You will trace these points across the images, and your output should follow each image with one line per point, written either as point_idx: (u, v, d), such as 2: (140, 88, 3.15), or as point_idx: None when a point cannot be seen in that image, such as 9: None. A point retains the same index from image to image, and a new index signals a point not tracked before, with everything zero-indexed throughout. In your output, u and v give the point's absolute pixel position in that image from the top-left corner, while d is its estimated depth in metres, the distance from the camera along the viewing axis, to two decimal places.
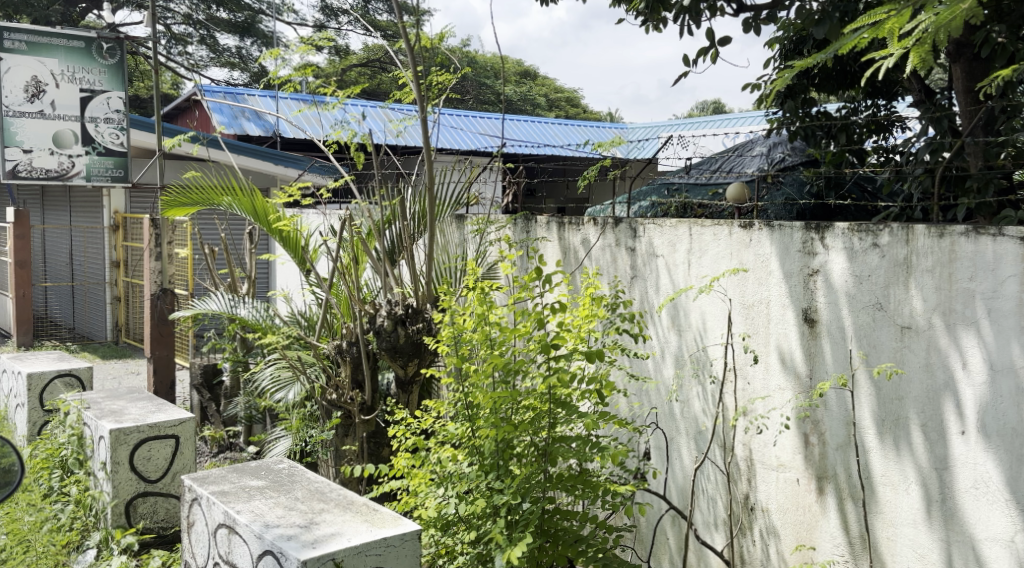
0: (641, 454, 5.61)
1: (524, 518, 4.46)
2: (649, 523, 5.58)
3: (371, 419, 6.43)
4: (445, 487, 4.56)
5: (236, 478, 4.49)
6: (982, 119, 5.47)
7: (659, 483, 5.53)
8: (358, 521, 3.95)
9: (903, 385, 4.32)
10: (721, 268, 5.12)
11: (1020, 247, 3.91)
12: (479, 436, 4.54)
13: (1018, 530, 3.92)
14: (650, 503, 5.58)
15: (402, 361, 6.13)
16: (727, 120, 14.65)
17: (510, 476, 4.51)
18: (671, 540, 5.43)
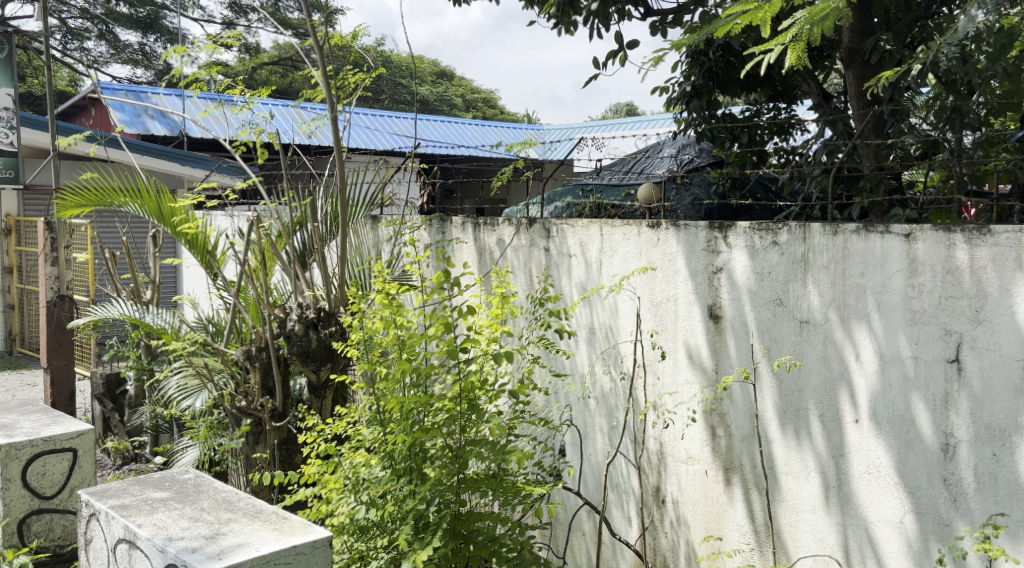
0: (555, 452, 5.67)
1: (436, 521, 4.47)
2: (564, 521, 5.64)
3: (282, 426, 6.36)
4: (358, 492, 4.50)
5: (137, 491, 4.39)
6: (872, 122, 5.81)
7: (573, 480, 5.60)
8: (267, 530, 3.91)
9: (802, 377, 4.47)
10: (631, 267, 5.21)
11: (906, 244, 4.09)
12: (390, 441, 4.52)
13: (907, 511, 4.12)
14: (565, 500, 5.64)
15: (314, 366, 6.06)
16: (638, 123, 14.88)
17: (422, 479, 4.52)
18: (587, 535, 5.50)
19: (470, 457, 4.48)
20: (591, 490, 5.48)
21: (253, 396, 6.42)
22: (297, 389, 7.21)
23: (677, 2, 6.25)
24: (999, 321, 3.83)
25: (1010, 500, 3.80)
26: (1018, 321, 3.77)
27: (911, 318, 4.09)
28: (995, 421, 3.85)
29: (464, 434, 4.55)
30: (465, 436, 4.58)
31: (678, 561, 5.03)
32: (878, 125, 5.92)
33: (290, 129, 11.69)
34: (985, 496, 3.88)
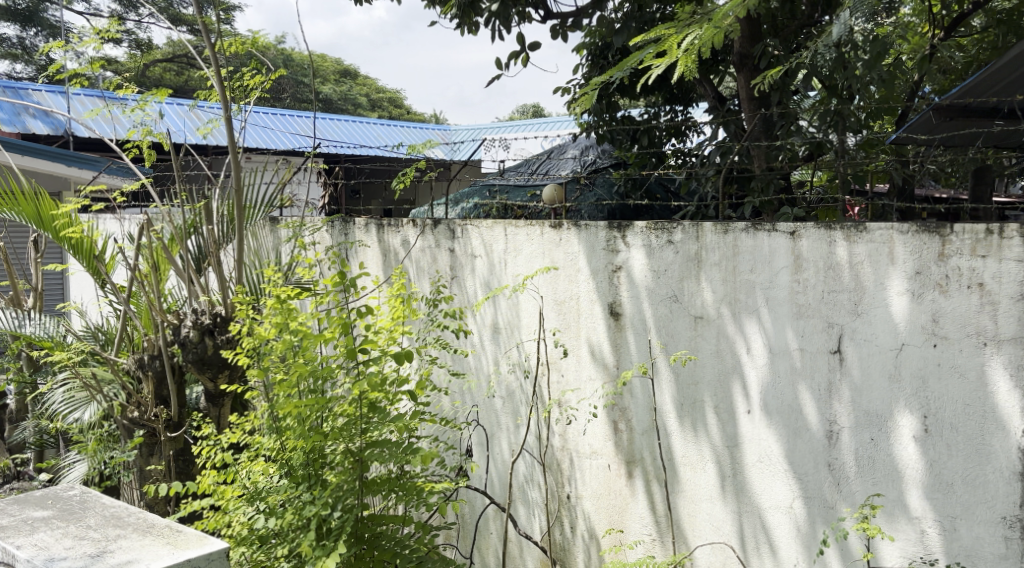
0: (461, 453, 5.72)
1: (338, 527, 4.45)
2: (472, 520, 5.67)
3: (178, 436, 6.24)
4: (256, 502, 4.53)
5: (18, 510, 4.27)
6: (762, 124, 5.97)
7: (478, 480, 5.64)
8: (158, 544, 3.85)
9: (698, 370, 4.64)
10: (534, 267, 5.31)
11: (791, 241, 4.28)
12: (288, 448, 4.51)
13: (796, 496, 4.31)
14: (470, 499, 5.68)
15: (211, 374, 5.96)
16: (542, 124, 15.06)
17: (323, 486, 4.46)
18: (494, 535, 5.54)
19: (372, 460, 4.48)
20: (496, 491, 5.54)
21: (147, 406, 6.28)
22: (194, 397, 7.11)
23: (576, 5, 6.38)
24: (876, 313, 4.05)
25: (887, 481, 4.03)
26: (892, 313, 4.00)
27: (796, 312, 4.29)
28: (873, 407, 4.07)
29: (366, 438, 4.54)
30: (368, 439, 4.58)
31: (582, 555, 5.15)
32: (768, 128, 6.06)
33: (182, 129, 11.44)
34: (866, 479, 4.09)
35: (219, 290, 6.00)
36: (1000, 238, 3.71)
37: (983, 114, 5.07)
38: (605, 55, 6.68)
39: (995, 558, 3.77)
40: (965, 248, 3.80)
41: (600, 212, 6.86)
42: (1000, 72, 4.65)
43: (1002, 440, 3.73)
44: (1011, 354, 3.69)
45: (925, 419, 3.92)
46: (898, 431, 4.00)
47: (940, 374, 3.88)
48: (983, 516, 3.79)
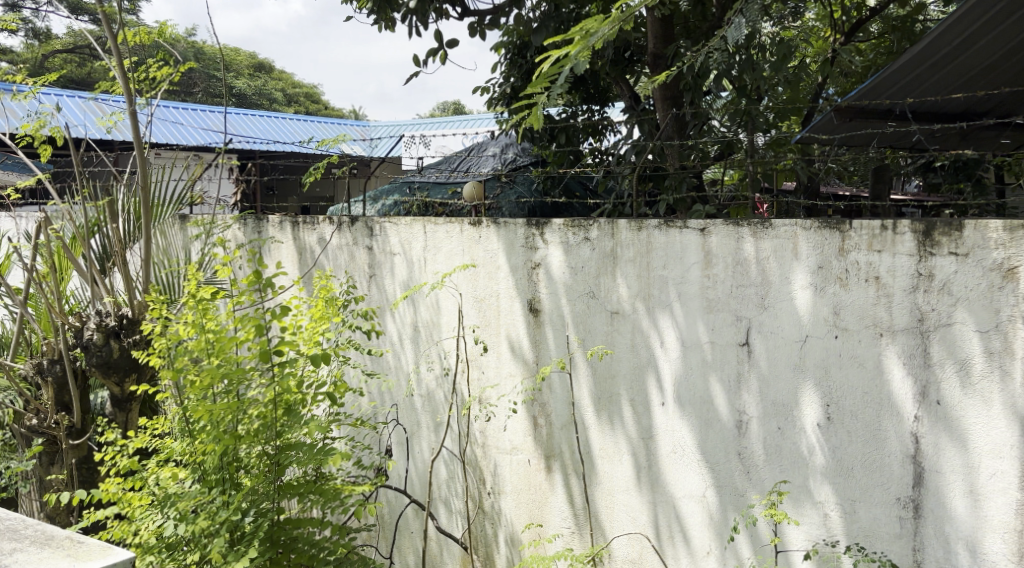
0: (380, 453, 5.72)
1: (250, 532, 4.40)
2: (391, 520, 5.68)
3: (81, 444, 6.08)
4: (166, 509, 4.44)
5: None
6: (675, 122, 6.13)
7: (398, 480, 5.65)
8: (58, 557, 3.35)
9: (614, 364, 4.75)
10: (453, 264, 5.35)
11: (702, 238, 4.41)
12: (201, 452, 4.45)
13: (708, 486, 4.45)
14: (390, 499, 5.68)
15: (117, 378, 5.86)
16: (462, 121, 15.13)
17: (237, 488, 4.48)
18: (415, 534, 5.55)
19: (288, 463, 4.45)
20: (417, 491, 5.56)
21: (46, 413, 6.12)
22: (98, 403, 6.94)
23: (493, 4, 6.44)
24: (781, 307, 4.20)
25: (793, 468, 4.19)
26: (796, 306, 4.15)
27: (707, 306, 4.42)
28: (780, 398, 4.22)
29: (283, 441, 4.50)
30: (284, 441, 4.54)
31: (501, 550, 5.21)
32: (681, 127, 6.22)
33: (83, 123, 11.12)
34: (773, 466, 4.25)
35: (125, 291, 5.88)
36: (894, 233, 3.89)
37: (880, 114, 5.27)
38: (523, 54, 6.76)
39: (890, 537, 3.96)
40: (862, 243, 3.96)
41: (520, 210, 6.94)
42: (897, 74, 4.84)
43: (896, 425, 3.92)
44: (904, 344, 3.88)
45: (827, 408, 4.09)
46: (802, 420, 4.16)
47: (841, 364, 4.05)
48: (880, 498, 3.97)
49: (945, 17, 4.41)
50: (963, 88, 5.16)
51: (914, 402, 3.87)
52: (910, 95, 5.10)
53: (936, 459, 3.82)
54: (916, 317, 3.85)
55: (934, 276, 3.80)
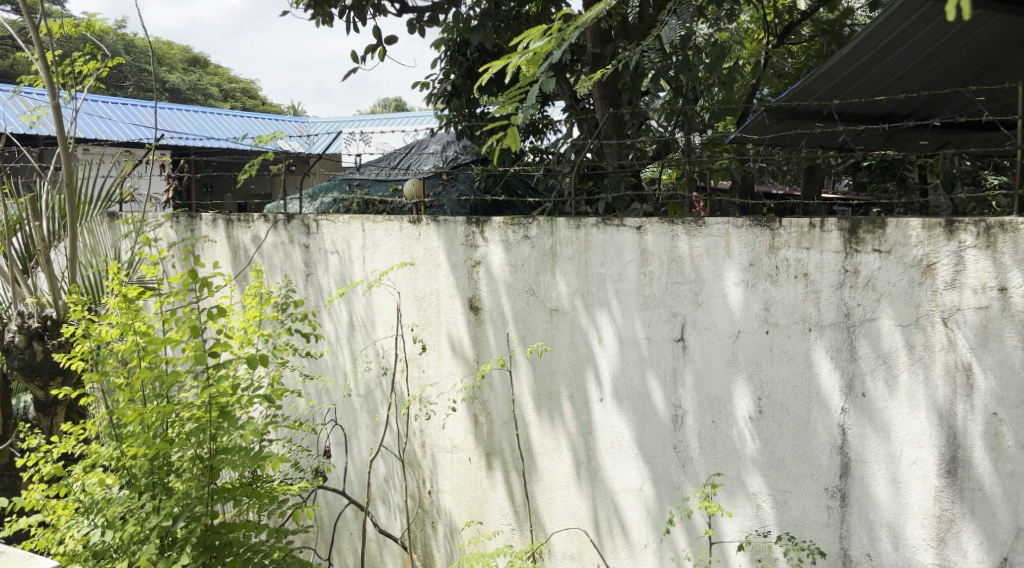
0: (317, 454, 5.69)
1: (182, 538, 4.32)
2: (330, 522, 5.65)
3: (3, 449, 5.94)
4: (92, 516, 4.34)
5: None
6: (612, 121, 6.25)
7: (336, 481, 5.62)
8: None
9: (553, 361, 4.79)
10: (393, 263, 5.34)
11: (639, 236, 4.48)
12: (130, 457, 4.36)
13: (645, 479, 4.52)
14: (329, 501, 5.66)
15: (41, 381, 5.72)
16: (402, 118, 15.08)
17: (168, 494, 4.40)
18: (354, 535, 5.54)
19: (222, 467, 4.36)
20: (355, 491, 5.54)
21: None
22: (22, 407, 6.77)
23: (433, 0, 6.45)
24: (714, 303, 4.29)
25: (727, 460, 4.28)
26: (728, 302, 4.25)
27: (643, 303, 4.50)
28: (714, 392, 4.31)
29: (217, 444, 4.42)
30: (218, 445, 4.46)
31: (443, 548, 5.22)
32: (620, 127, 6.32)
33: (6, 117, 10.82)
34: (708, 458, 4.34)
35: (49, 291, 5.75)
36: (822, 231, 4.01)
37: (809, 115, 5.43)
38: (463, 52, 6.78)
39: (819, 526, 4.07)
40: (792, 241, 4.08)
41: (462, 208, 6.95)
42: (824, 76, 4.97)
43: (824, 417, 4.03)
44: (832, 338, 4.00)
45: (759, 401, 4.19)
46: (734, 413, 4.26)
47: (772, 358, 4.15)
48: (809, 488, 4.08)
49: (870, 21, 4.54)
50: (886, 93, 5.31)
51: (841, 394, 3.99)
52: (835, 97, 5.23)
53: (861, 448, 3.95)
54: (842, 312, 3.97)
55: (859, 273, 3.92)
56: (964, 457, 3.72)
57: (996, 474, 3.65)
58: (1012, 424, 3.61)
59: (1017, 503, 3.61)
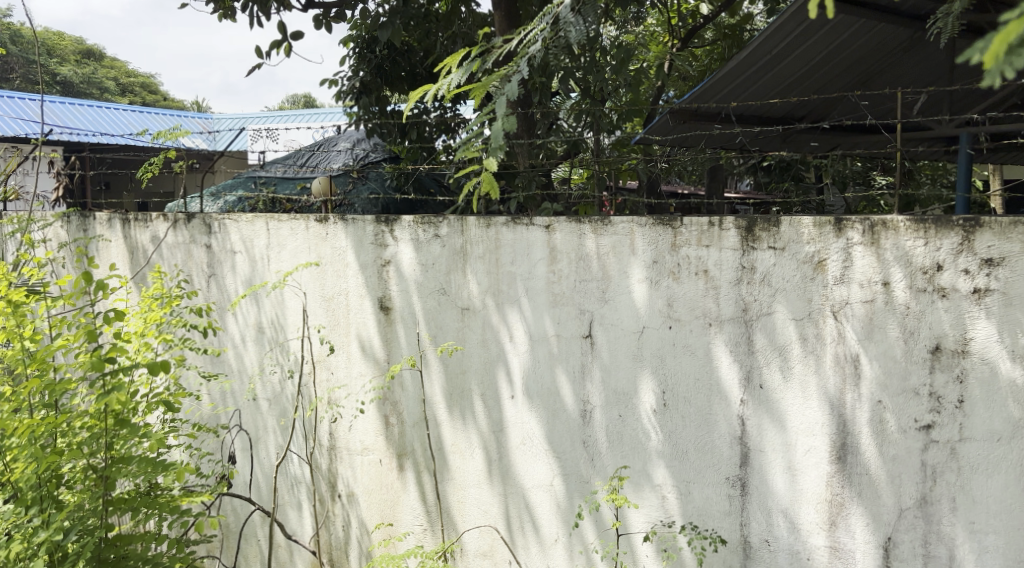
0: (222, 459, 5.58)
1: (75, 552, 4.15)
2: (236, 528, 5.56)
3: None
4: None
5: None
6: (523, 122, 6.28)
7: (242, 487, 5.53)
8: None
9: (464, 360, 4.81)
10: (299, 263, 5.28)
11: (547, 235, 4.54)
12: (16, 470, 4.17)
13: (554, 475, 4.59)
14: (235, 507, 5.56)
15: None
16: (311, 115, 14.87)
17: (58, 507, 4.23)
18: (262, 541, 5.46)
19: (117, 477, 4.21)
20: (262, 495, 5.46)
21: None
22: None
23: None
24: (621, 299, 4.38)
25: (633, 454, 4.38)
26: (634, 299, 4.35)
27: (552, 300, 4.55)
28: (621, 386, 4.40)
29: (112, 453, 4.27)
30: (114, 454, 4.31)
31: (353, 550, 5.19)
32: (530, 127, 6.34)
33: None
34: (615, 452, 4.43)
35: None
36: (720, 229, 4.14)
37: (709, 117, 5.60)
38: (372, 49, 6.74)
39: (721, 514, 4.20)
40: (692, 239, 4.20)
41: (373, 206, 6.90)
42: (725, 78, 5.13)
43: (724, 409, 4.17)
44: (731, 333, 4.13)
45: (663, 394, 4.30)
46: (640, 407, 4.36)
47: (675, 353, 4.27)
48: (712, 478, 4.21)
49: (767, 26, 4.70)
50: (781, 96, 5.51)
51: (740, 386, 4.13)
52: (734, 100, 5.41)
53: (759, 438, 4.10)
54: (741, 307, 4.11)
55: (755, 269, 4.07)
56: (853, 443, 3.90)
57: (881, 458, 3.85)
58: (895, 410, 3.82)
59: (899, 485, 3.82)
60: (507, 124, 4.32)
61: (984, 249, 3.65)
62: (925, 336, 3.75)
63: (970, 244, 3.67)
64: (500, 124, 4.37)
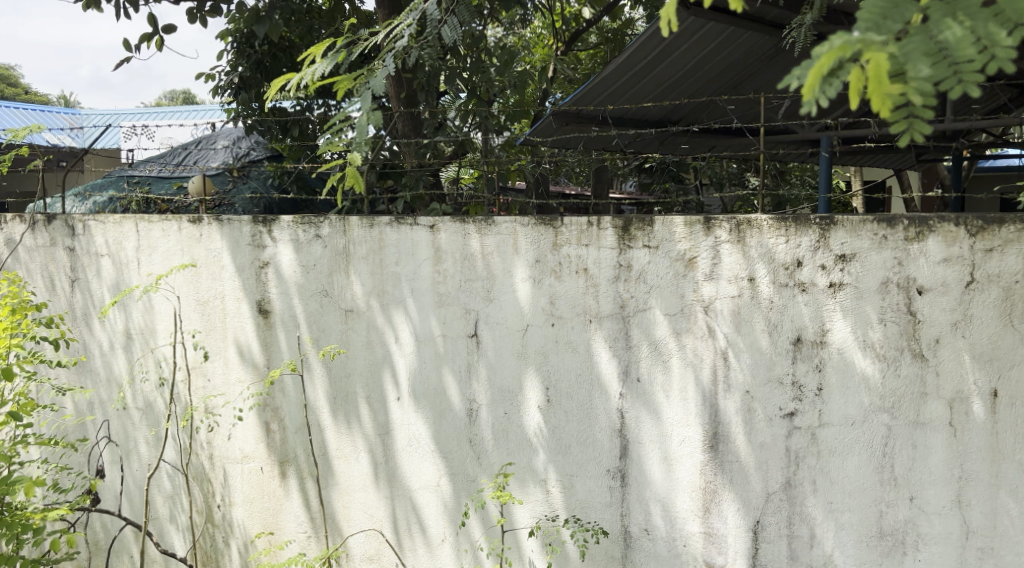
0: (90, 473, 5.40)
1: None
2: (105, 545, 5.39)
3: None
4: None
5: None
6: (408, 121, 6.28)
7: (111, 501, 5.37)
8: None
9: (348, 362, 4.80)
10: (171, 265, 5.16)
11: (431, 234, 4.58)
12: None
13: (441, 475, 4.63)
14: (104, 523, 5.39)
15: None
16: (188, 112, 14.47)
17: None
18: (134, 556, 5.32)
19: None
20: (133, 508, 5.31)
21: None
22: None
23: None
24: (505, 298, 4.46)
25: (518, 450, 4.47)
26: (518, 297, 4.43)
27: (438, 300, 4.59)
28: (506, 383, 4.48)
29: None
30: None
31: (233, 559, 5.11)
32: (417, 126, 6.34)
33: None
34: (500, 449, 4.51)
35: None
36: (599, 229, 4.26)
37: (588, 118, 5.73)
38: (251, 46, 6.64)
39: (602, 506, 4.32)
40: (572, 238, 4.31)
41: (255, 207, 6.80)
42: (604, 81, 5.26)
43: (604, 403, 4.29)
44: (610, 329, 4.26)
45: (547, 390, 4.40)
46: (525, 403, 4.44)
47: (558, 350, 4.37)
48: (593, 471, 4.33)
49: (643, 30, 4.84)
50: (657, 99, 5.68)
51: (618, 380, 4.26)
52: (613, 102, 5.55)
53: (637, 430, 4.24)
54: (618, 304, 4.23)
55: (632, 267, 4.20)
56: (724, 432, 4.08)
57: (750, 446, 4.04)
58: (762, 400, 4.01)
59: (766, 470, 4.01)
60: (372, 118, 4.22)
61: (838, 245, 3.86)
62: (787, 328, 3.95)
63: (826, 242, 3.88)
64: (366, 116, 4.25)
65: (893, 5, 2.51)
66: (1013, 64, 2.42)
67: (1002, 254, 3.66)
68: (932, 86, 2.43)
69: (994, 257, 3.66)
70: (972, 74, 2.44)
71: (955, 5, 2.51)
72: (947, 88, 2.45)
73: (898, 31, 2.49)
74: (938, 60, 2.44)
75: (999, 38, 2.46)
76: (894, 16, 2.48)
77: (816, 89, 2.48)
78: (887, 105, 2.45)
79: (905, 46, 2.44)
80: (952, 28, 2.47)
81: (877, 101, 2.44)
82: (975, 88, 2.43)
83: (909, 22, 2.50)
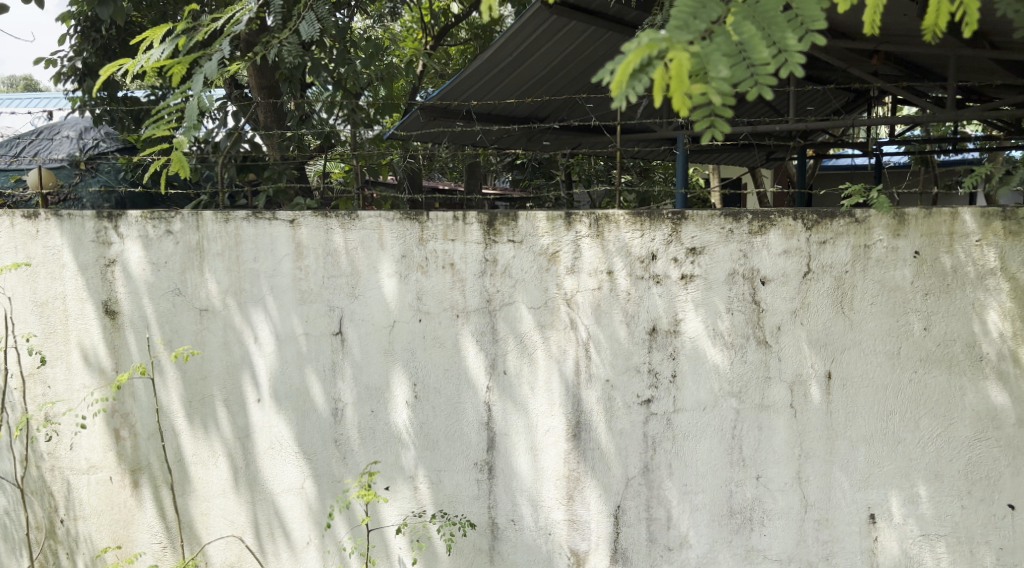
0: None
1: None
2: None
3: None
4: None
5: None
6: (270, 112, 6.10)
7: None
8: None
9: (204, 364, 4.68)
10: (4, 263, 4.90)
11: (291, 230, 4.52)
12: None
13: (305, 477, 4.59)
14: None
15: None
16: (35, 97, 13.70)
17: None
18: None
19: None
20: None
21: None
22: None
23: None
24: (370, 295, 4.45)
25: (385, 448, 4.47)
26: (384, 294, 4.43)
27: (299, 297, 4.54)
28: (372, 381, 4.47)
29: None
30: None
31: None
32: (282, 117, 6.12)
33: None
34: (366, 447, 4.50)
35: None
36: (463, 224, 4.30)
37: (450, 114, 5.74)
38: (97, 30, 6.38)
39: (469, 499, 4.38)
40: (438, 232, 4.34)
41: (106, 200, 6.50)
42: (468, 78, 5.31)
43: (472, 397, 4.34)
44: (476, 324, 4.31)
45: (414, 386, 4.42)
46: (392, 401, 4.45)
47: (425, 346, 4.39)
48: (460, 465, 4.38)
49: (507, 27, 4.92)
50: (520, 96, 5.76)
51: (485, 374, 4.31)
52: (477, 99, 5.60)
53: (504, 423, 4.31)
54: (484, 298, 4.29)
55: (497, 262, 4.27)
56: (585, 422, 4.20)
57: (609, 434, 4.17)
58: (620, 389, 4.14)
59: (625, 457, 4.16)
60: (201, 103, 4.23)
61: (689, 239, 4.03)
62: (643, 319, 4.10)
63: (677, 236, 4.04)
64: (195, 102, 4.25)
65: (701, 4, 2.64)
66: (802, 69, 2.61)
67: (834, 246, 3.90)
68: (729, 86, 2.60)
69: (827, 249, 3.90)
70: (767, 76, 2.60)
71: (754, 8, 2.66)
72: (744, 90, 2.62)
73: (704, 30, 2.62)
74: (736, 61, 2.61)
75: (791, 43, 2.64)
76: (701, 15, 2.61)
77: (625, 87, 2.60)
78: (686, 106, 2.63)
79: (708, 47, 2.60)
80: (750, 29, 2.64)
81: (677, 99, 2.61)
82: (769, 90, 2.61)
83: (714, 21, 2.64)
